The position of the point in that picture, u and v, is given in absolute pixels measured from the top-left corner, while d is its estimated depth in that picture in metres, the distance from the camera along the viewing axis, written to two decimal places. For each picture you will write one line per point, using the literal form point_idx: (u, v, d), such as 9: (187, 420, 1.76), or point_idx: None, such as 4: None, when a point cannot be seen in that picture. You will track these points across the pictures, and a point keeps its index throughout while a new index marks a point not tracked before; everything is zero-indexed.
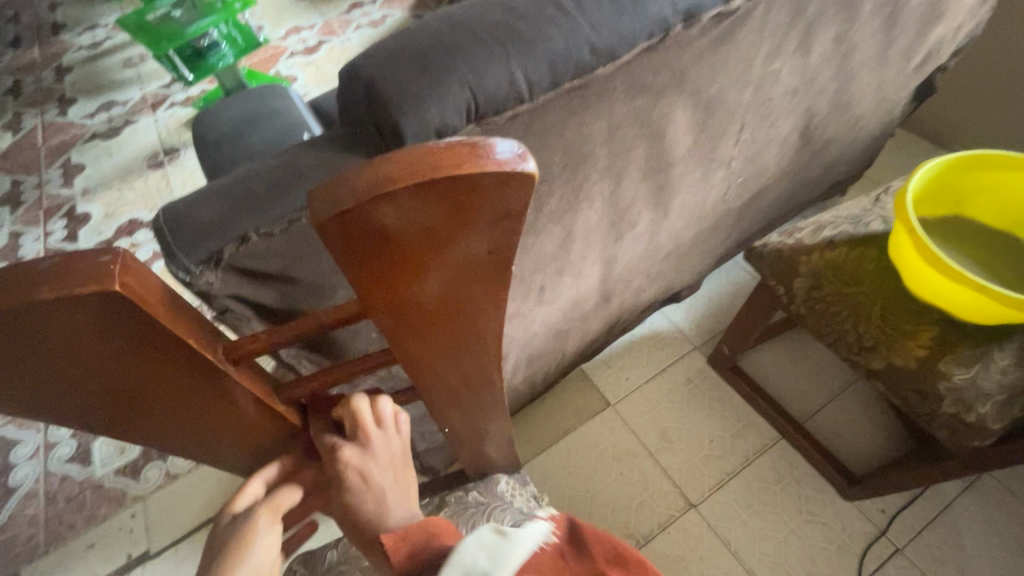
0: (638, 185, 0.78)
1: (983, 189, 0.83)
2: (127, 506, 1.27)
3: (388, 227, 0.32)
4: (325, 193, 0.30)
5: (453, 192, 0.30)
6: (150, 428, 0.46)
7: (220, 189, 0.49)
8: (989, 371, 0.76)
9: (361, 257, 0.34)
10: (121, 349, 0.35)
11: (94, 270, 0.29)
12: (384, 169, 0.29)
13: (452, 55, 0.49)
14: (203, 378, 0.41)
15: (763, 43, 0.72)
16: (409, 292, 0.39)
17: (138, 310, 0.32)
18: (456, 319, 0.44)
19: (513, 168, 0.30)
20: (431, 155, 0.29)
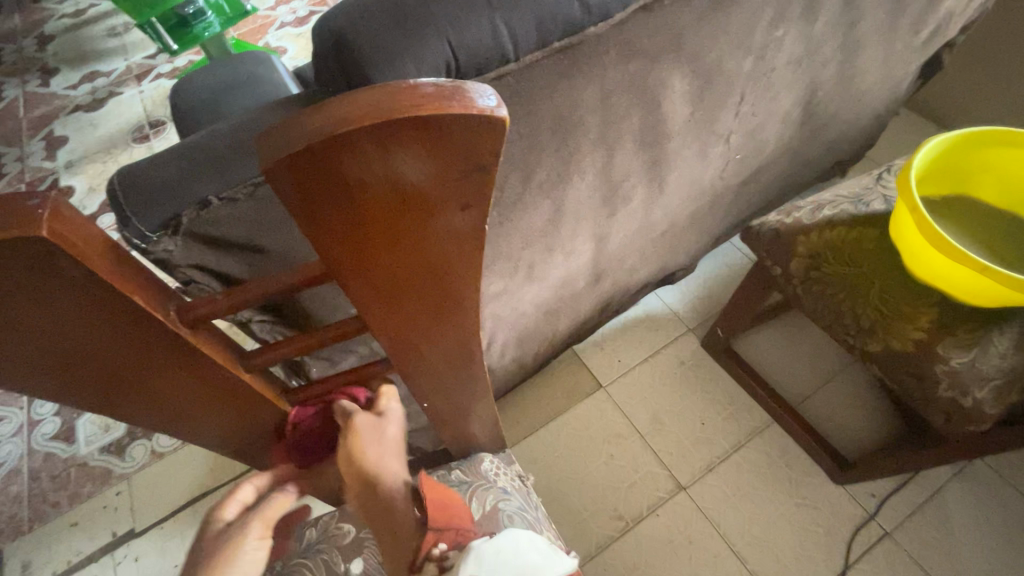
0: (631, 158, 0.75)
1: (991, 167, 0.80)
2: (112, 484, 1.25)
3: (347, 176, 0.29)
4: (276, 137, 0.27)
5: (418, 137, 0.28)
6: (105, 401, 0.44)
7: (180, 153, 0.46)
8: (987, 355, 0.74)
9: (320, 210, 0.31)
10: (61, 310, 0.32)
11: (16, 217, 0.26)
12: (340, 109, 0.26)
13: (430, 7, 0.46)
14: (158, 342, 0.39)
15: (766, 7, 0.68)
16: (376, 255, 0.36)
17: (70, 262, 0.29)
18: (431, 286, 0.42)
19: (483, 110, 0.28)
20: (394, 94, 0.26)
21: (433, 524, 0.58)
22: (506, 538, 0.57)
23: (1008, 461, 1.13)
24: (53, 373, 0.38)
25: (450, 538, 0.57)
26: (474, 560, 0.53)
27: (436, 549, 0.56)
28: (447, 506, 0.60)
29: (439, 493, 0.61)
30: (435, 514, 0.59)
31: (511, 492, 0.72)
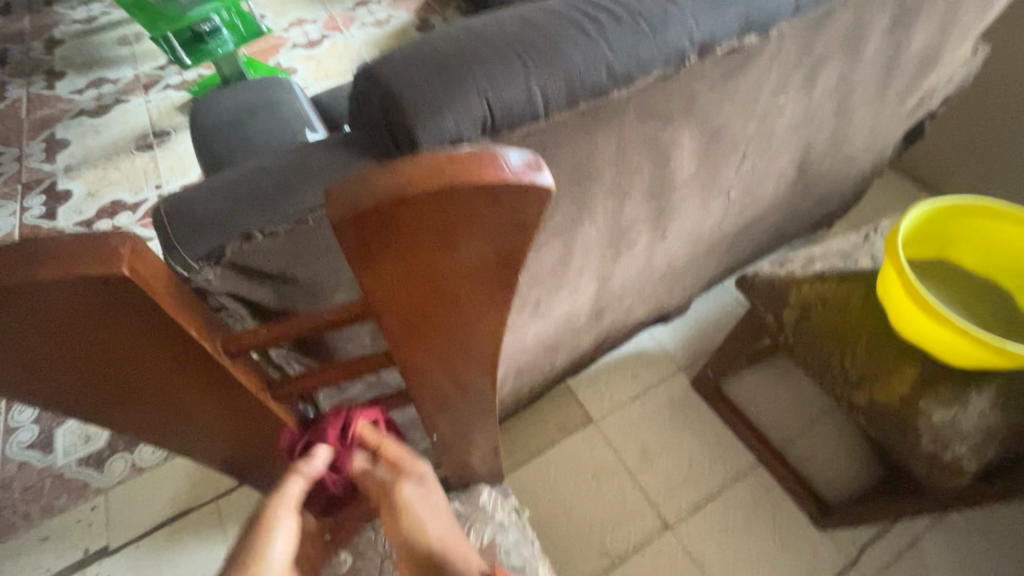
0: (639, 207, 0.79)
1: (969, 235, 0.86)
2: (88, 498, 1.22)
3: (400, 229, 0.33)
4: (344, 194, 0.32)
5: (469, 197, 0.32)
6: (139, 421, 0.47)
7: (224, 185, 0.48)
8: (966, 413, 0.78)
9: (371, 255, 0.35)
10: (120, 335, 0.35)
11: (103, 256, 0.30)
12: (404, 172, 0.31)
13: (470, 66, 0.49)
14: (200, 364, 0.41)
15: (770, 78, 0.73)
16: (414, 297, 0.40)
17: (142, 300, 0.33)
18: (457, 324, 0.45)
19: (527, 178, 0.32)
20: (451, 161, 0.31)
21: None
22: None
23: (982, 513, 1.17)
24: (99, 390, 0.41)
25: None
26: None
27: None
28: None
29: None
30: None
31: (508, 526, 0.73)
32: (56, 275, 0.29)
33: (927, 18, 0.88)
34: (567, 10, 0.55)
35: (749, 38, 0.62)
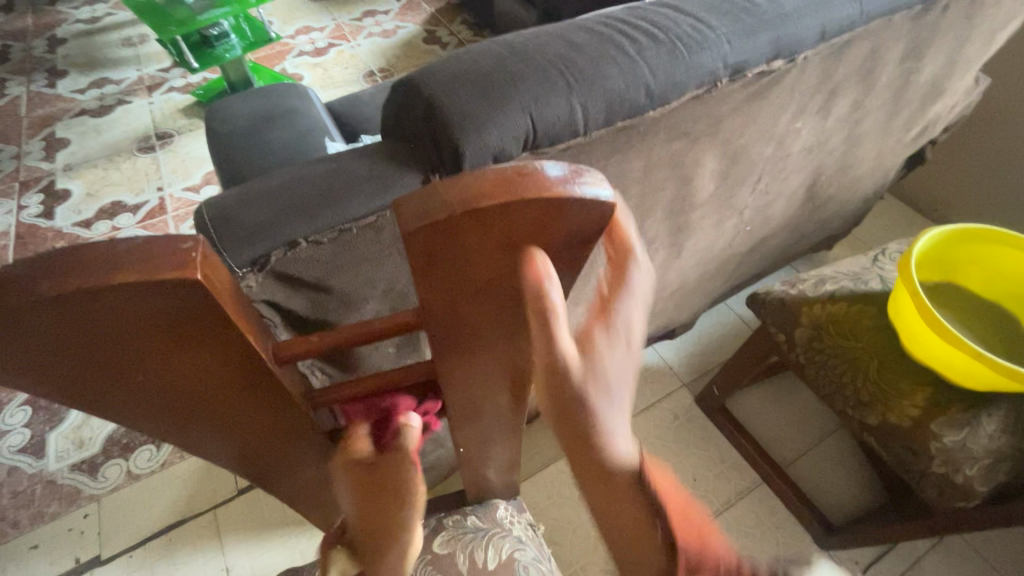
0: (659, 224, 0.80)
1: (977, 260, 0.88)
2: (80, 505, 1.19)
3: (468, 243, 0.34)
4: (415, 207, 0.31)
5: (543, 211, 0.33)
6: (174, 429, 0.46)
7: (266, 192, 0.48)
8: (977, 435, 0.79)
9: (434, 268, 0.35)
10: (178, 341, 0.35)
11: (178, 259, 0.30)
12: (480, 186, 0.31)
13: (514, 83, 0.50)
14: (248, 376, 0.40)
15: (791, 103, 0.75)
16: (465, 309, 0.40)
17: (210, 307, 0.32)
18: (499, 339, 0.45)
19: (595, 195, 0.33)
20: (526, 176, 0.32)
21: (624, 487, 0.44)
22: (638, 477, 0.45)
23: (982, 535, 1.17)
24: (145, 396, 0.40)
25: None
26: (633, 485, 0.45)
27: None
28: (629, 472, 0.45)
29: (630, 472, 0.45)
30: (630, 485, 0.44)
31: (526, 541, 0.72)
32: (132, 277, 0.29)
33: (938, 49, 0.90)
34: (606, 30, 0.56)
35: (777, 63, 0.64)
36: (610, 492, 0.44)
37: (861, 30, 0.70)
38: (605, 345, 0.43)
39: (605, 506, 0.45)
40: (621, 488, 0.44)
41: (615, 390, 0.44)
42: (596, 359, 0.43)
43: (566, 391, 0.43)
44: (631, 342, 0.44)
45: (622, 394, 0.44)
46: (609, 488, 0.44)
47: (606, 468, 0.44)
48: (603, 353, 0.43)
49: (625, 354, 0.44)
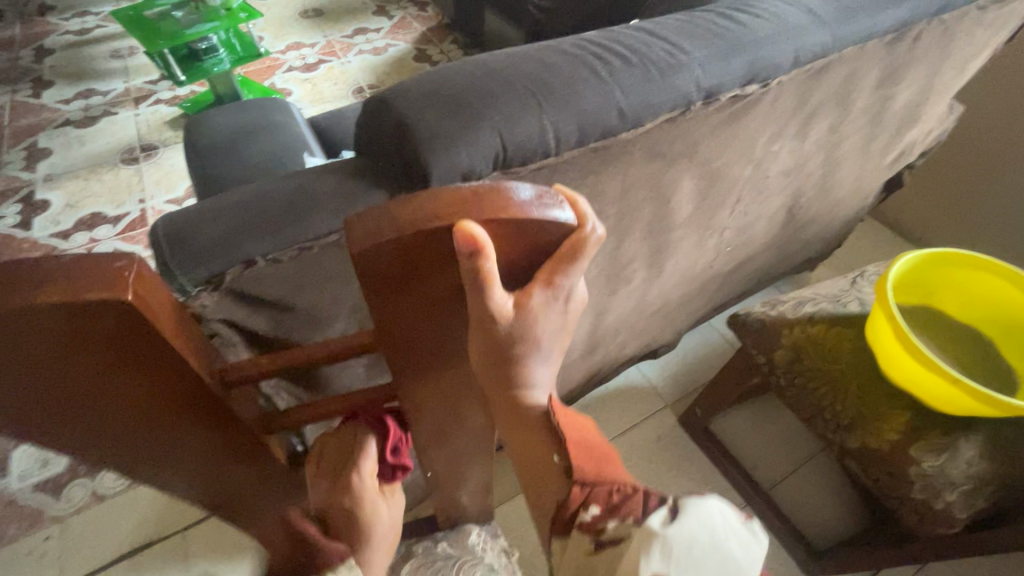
0: (638, 245, 0.79)
1: (953, 283, 0.88)
2: (41, 527, 1.13)
3: (423, 259, 0.36)
4: (369, 219, 0.34)
5: (498, 232, 0.34)
6: (123, 457, 0.46)
7: (227, 208, 0.46)
8: (956, 461, 0.79)
9: (392, 282, 0.37)
10: (119, 361, 0.36)
11: (111, 280, 0.31)
12: (434, 204, 0.33)
13: (485, 102, 0.50)
14: (192, 396, 0.42)
15: (767, 126, 0.75)
16: (420, 322, 0.42)
17: (147, 326, 0.34)
18: (458, 354, 0.48)
19: (554, 215, 0.35)
20: (482, 196, 0.33)
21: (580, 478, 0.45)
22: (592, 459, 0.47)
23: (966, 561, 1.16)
24: (83, 421, 0.40)
25: (606, 501, 0.44)
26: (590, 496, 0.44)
27: (587, 515, 0.44)
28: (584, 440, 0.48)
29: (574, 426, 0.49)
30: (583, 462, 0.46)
31: (498, 569, 0.75)
32: (57, 299, 0.30)
33: (911, 77, 0.92)
34: (579, 51, 0.56)
35: (752, 87, 0.64)
36: (527, 426, 0.49)
37: (834, 57, 0.71)
38: (543, 304, 0.41)
39: (524, 441, 0.51)
40: (535, 423, 0.49)
41: (546, 345, 0.45)
42: (531, 318, 0.41)
43: (496, 350, 0.44)
44: (568, 301, 0.43)
45: (551, 351, 0.47)
46: (527, 425, 0.49)
47: (524, 407, 0.49)
48: (539, 314, 0.41)
49: (559, 314, 0.43)
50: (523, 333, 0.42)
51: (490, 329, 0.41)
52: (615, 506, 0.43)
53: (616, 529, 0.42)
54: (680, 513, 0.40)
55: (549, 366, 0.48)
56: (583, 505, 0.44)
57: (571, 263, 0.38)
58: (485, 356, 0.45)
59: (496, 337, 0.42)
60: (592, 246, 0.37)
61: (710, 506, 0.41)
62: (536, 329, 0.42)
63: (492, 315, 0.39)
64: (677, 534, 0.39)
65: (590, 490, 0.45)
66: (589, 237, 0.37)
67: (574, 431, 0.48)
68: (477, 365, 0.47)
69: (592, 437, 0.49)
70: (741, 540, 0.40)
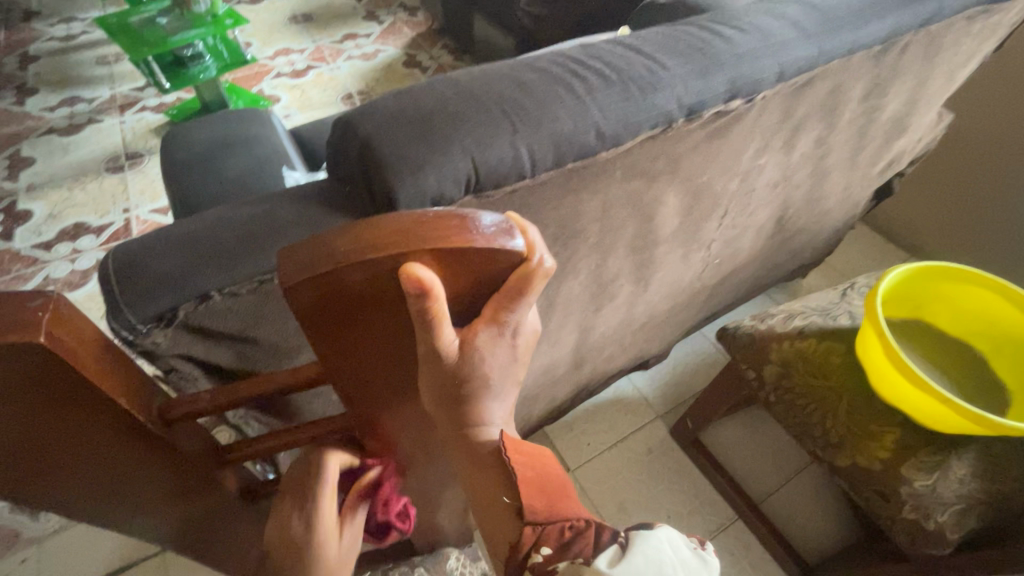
0: (622, 261, 0.78)
1: (944, 297, 0.87)
2: (17, 550, 1.07)
3: (361, 294, 0.34)
4: (304, 253, 0.32)
5: (442, 268, 0.33)
6: (59, 501, 0.45)
7: (182, 237, 0.45)
8: (947, 480, 0.77)
9: (332, 318, 0.36)
10: (39, 404, 0.35)
11: (23, 322, 0.31)
12: (370, 233, 0.32)
13: (455, 124, 0.48)
14: (130, 434, 0.41)
15: (753, 140, 0.74)
16: (365, 358, 0.41)
17: (66, 366, 0.33)
18: (410, 388, 0.47)
19: (503, 244, 0.33)
20: (420, 224, 0.32)
21: (530, 519, 0.42)
22: (546, 493, 0.44)
23: None
24: (12, 466, 0.39)
25: (557, 539, 0.41)
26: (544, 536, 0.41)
27: (539, 556, 0.40)
28: (538, 478, 0.45)
29: (528, 459, 0.46)
30: (537, 501, 0.43)
31: None
32: None
33: (899, 88, 0.91)
34: (555, 69, 0.54)
35: (735, 103, 0.62)
36: (479, 466, 0.46)
37: (819, 70, 0.70)
38: (490, 339, 0.40)
39: (478, 481, 0.47)
40: (488, 459, 0.46)
41: (498, 383, 0.44)
42: (480, 356, 0.41)
43: (448, 387, 0.43)
44: (517, 337, 0.42)
45: (506, 388, 0.45)
46: (480, 464, 0.46)
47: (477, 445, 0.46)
48: (487, 352, 0.41)
49: (509, 353, 0.42)
50: (473, 371, 0.41)
51: (439, 367, 0.41)
52: (566, 545, 0.40)
53: (566, 572, 0.39)
54: (630, 548, 0.39)
55: (505, 400, 0.47)
56: (535, 546, 0.41)
57: (522, 293, 0.37)
58: (436, 391, 0.44)
59: (445, 373, 0.41)
60: (541, 278, 0.36)
61: (658, 539, 0.40)
62: (486, 369, 0.42)
63: (440, 353, 0.39)
64: (625, 571, 0.37)
65: (542, 529, 0.41)
66: (539, 268, 0.35)
67: (527, 467, 0.45)
68: (430, 403, 0.46)
69: (547, 471, 0.46)
70: (689, 569, 0.39)
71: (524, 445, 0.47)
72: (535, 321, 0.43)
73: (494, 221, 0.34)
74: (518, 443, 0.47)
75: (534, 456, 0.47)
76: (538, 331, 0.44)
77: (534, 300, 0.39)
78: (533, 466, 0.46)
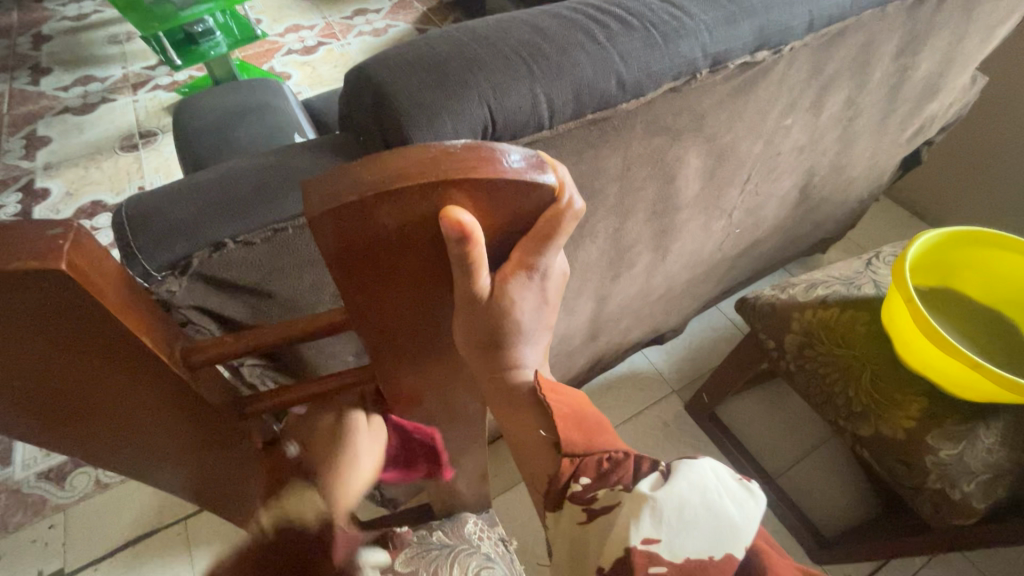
0: (642, 226, 0.76)
1: (975, 263, 0.84)
2: (45, 516, 1.10)
3: (388, 230, 0.32)
4: (324, 187, 0.30)
5: (480, 209, 0.32)
6: (79, 443, 0.45)
7: (194, 186, 0.44)
8: (974, 449, 0.76)
9: (356, 261, 0.34)
10: (61, 338, 0.35)
11: (43, 249, 0.30)
12: (394, 164, 0.30)
13: (472, 70, 0.46)
14: (152, 380, 0.41)
15: (779, 98, 0.71)
16: (393, 306, 0.40)
17: (91, 300, 0.33)
18: (436, 338, 0.45)
19: (533, 178, 0.31)
20: (449, 154, 0.30)
21: (569, 452, 0.43)
22: (585, 428, 0.45)
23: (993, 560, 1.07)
24: (35, 403, 0.39)
25: (596, 470, 0.42)
26: (585, 470, 0.42)
27: (577, 486, 0.42)
28: (577, 415, 0.46)
29: (563, 398, 0.47)
30: (577, 435, 0.44)
31: (494, 558, 0.69)
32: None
33: (934, 45, 0.87)
34: (576, 16, 0.52)
35: (762, 54, 0.60)
36: (514, 409, 0.47)
37: (852, 21, 0.66)
38: (521, 286, 0.39)
39: (513, 419, 0.49)
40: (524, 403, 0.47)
41: (529, 329, 0.44)
42: (509, 302, 0.40)
43: (480, 333, 0.42)
44: (547, 284, 0.41)
45: (538, 333, 0.45)
46: (517, 403, 0.48)
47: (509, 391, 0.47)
48: (518, 298, 0.40)
49: (539, 298, 0.41)
50: (505, 317, 0.41)
51: (473, 310, 0.40)
52: (605, 474, 0.41)
53: (607, 498, 0.40)
54: (672, 477, 0.39)
55: (537, 345, 0.46)
56: (573, 477, 0.42)
57: (551, 238, 0.36)
58: (468, 340, 0.44)
59: (478, 320, 0.41)
60: (570, 220, 0.35)
61: (702, 467, 0.40)
62: (517, 317, 0.41)
63: (475, 296, 0.38)
64: (667, 495, 0.38)
65: (581, 461, 0.43)
66: (568, 209, 0.34)
67: (564, 405, 0.46)
68: (462, 349, 0.46)
69: (583, 408, 0.47)
70: (735, 498, 0.39)
71: (558, 383, 0.48)
72: (565, 264, 0.42)
73: (524, 154, 0.32)
74: (552, 383, 0.48)
75: (569, 395, 0.48)
76: (566, 276, 0.43)
77: (562, 245, 0.37)
78: (570, 404, 0.46)
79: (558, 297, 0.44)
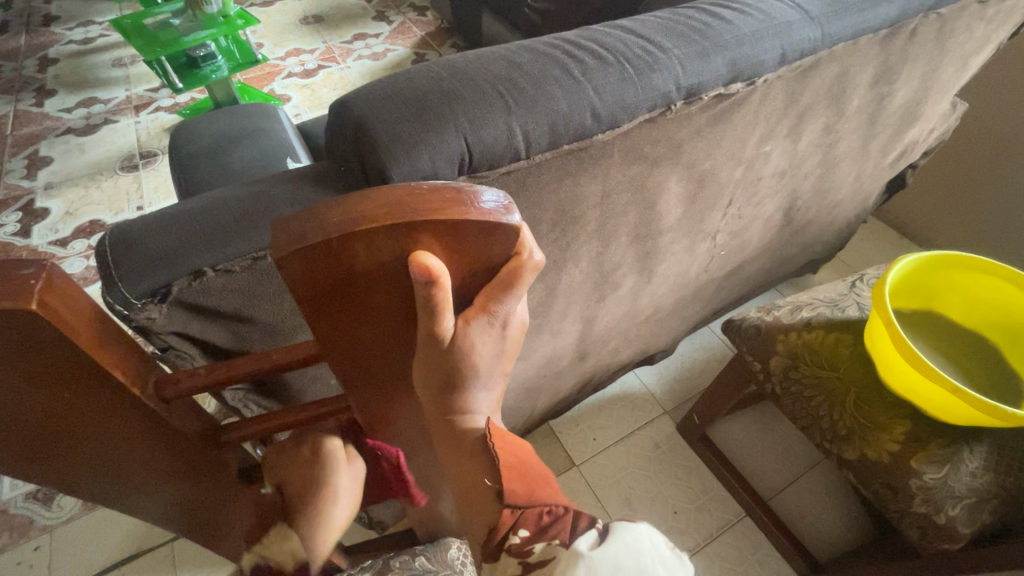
0: (625, 250, 0.77)
1: (954, 286, 0.85)
2: (30, 538, 1.09)
3: (357, 268, 0.33)
4: (291, 226, 0.31)
5: (446, 253, 0.33)
6: (53, 473, 0.45)
7: (178, 216, 0.46)
8: (959, 472, 0.76)
9: (325, 294, 0.35)
10: (35, 372, 0.35)
11: (15, 290, 0.31)
12: (360, 205, 0.31)
13: (450, 104, 0.48)
14: (126, 412, 0.42)
15: (757, 125, 0.73)
16: (361, 338, 0.41)
17: (62, 337, 0.34)
18: (407, 368, 0.46)
19: (498, 221, 0.32)
20: (416, 196, 0.31)
21: (510, 503, 0.43)
22: (526, 481, 0.45)
23: None
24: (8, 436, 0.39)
25: (536, 523, 0.43)
26: (524, 527, 0.43)
27: (515, 538, 0.42)
28: (525, 468, 0.46)
29: (512, 449, 0.47)
30: (517, 487, 0.44)
31: None
32: None
33: (909, 75, 0.89)
34: (553, 51, 0.54)
35: (736, 86, 0.62)
36: (467, 451, 0.47)
37: (824, 53, 0.69)
38: (481, 328, 0.40)
39: (461, 466, 0.49)
40: (475, 447, 0.47)
41: (487, 372, 0.44)
42: (470, 341, 0.41)
43: (440, 372, 0.43)
44: (507, 327, 0.42)
45: (494, 378, 0.46)
46: (464, 450, 0.48)
47: (463, 431, 0.47)
48: (479, 340, 0.41)
49: (498, 343, 0.43)
50: (469, 356, 0.42)
51: (433, 351, 0.41)
52: (544, 529, 0.42)
53: (542, 553, 0.41)
54: (608, 538, 0.40)
55: (491, 389, 0.47)
56: (512, 529, 0.43)
57: (510, 286, 0.38)
58: (431, 379, 0.44)
59: (438, 360, 0.42)
60: (529, 272, 0.38)
61: (637, 531, 0.41)
62: (477, 358, 0.42)
63: (436, 338, 0.39)
64: (600, 556, 0.38)
65: (521, 513, 0.43)
66: (527, 262, 0.37)
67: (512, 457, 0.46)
68: (422, 390, 0.46)
69: (528, 460, 0.47)
70: (668, 564, 0.39)
71: (509, 435, 0.48)
72: (524, 314, 0.44)
73: (492, 199, 0.33)
74: (504, 433, 0.48)
75: (518, 446, 0.48)
76: (526, 324, 0.45)
77: (522, 295, 0.40)
78: (517, 455, 0.46)
79: (517, 344, 0.46)
